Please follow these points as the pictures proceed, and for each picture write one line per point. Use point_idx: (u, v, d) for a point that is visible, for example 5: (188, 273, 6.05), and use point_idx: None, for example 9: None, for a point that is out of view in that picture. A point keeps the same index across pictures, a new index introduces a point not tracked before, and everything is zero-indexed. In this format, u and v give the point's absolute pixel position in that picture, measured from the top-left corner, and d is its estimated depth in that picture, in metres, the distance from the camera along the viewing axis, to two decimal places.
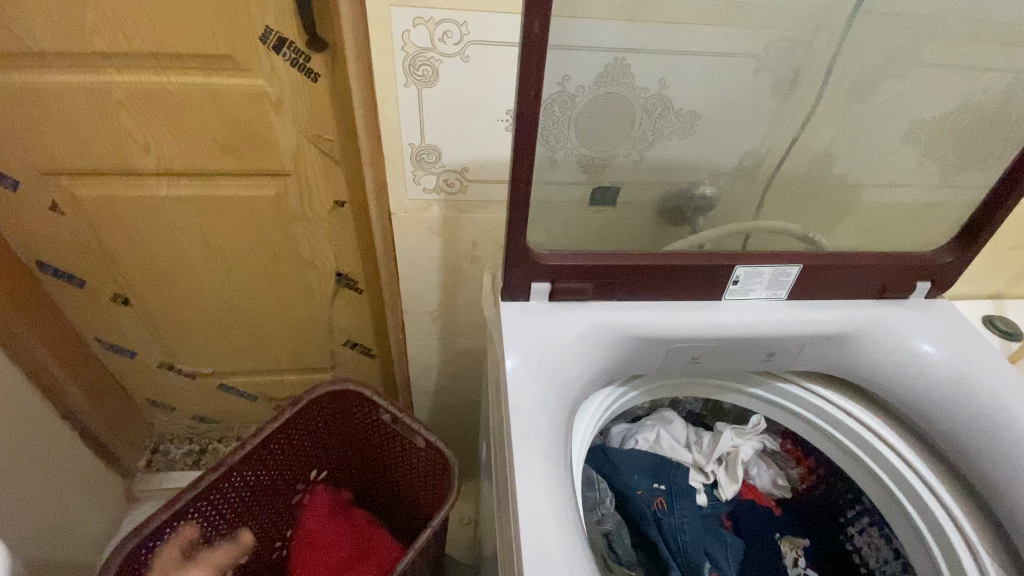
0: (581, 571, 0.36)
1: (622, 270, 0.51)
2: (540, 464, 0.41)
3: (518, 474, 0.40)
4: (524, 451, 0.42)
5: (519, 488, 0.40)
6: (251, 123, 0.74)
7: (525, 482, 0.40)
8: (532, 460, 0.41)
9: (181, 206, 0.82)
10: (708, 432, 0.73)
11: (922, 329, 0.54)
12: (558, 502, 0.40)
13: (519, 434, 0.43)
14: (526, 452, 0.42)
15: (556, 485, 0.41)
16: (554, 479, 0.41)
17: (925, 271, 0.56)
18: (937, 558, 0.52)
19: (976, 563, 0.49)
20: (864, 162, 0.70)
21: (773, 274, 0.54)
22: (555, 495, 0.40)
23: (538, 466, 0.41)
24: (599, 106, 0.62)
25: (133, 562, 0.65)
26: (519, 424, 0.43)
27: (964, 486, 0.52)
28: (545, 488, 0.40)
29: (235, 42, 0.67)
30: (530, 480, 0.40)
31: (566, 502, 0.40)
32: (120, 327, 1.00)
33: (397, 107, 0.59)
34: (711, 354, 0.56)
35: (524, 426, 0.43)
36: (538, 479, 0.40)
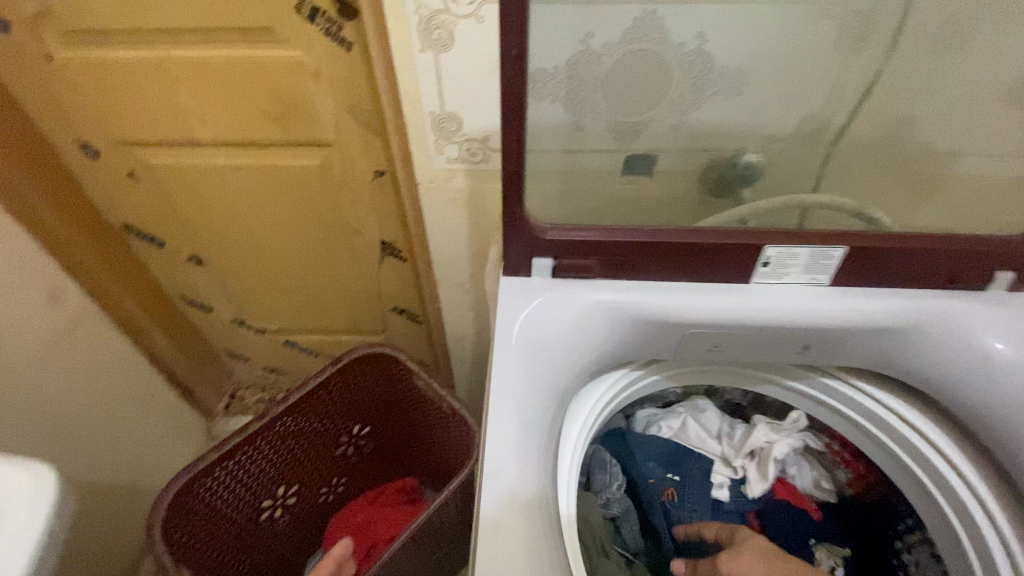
0: (540, 555, 0.36)
1: (630, 247, 0.47)
2: (513, 440, 0.41)
3: (489, 447, 0.40)
4: (498, 426, 0.41)
5: (488, 461, 0.39)
6: (293, 94, 0.77)
7: (495, 456, 0.40)
8: (505, 435, 0.41)
9: (236, 174, 0.88)
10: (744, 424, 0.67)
11: (991, 326, 0.47)
12: (525, 479, 0.39)
13: (496, 408, 0.42)
14: (500, 429, 0.41)
15: (531, 468, 0.40)
16: (526, 458, 0.40)
17: (1004, 258, 0.47)
18: None
19: None
20: (960, 125, 0.58)
21: (811, 256, 0.47)
22: (527, 477, 0.39)
23: (512, 446, 0.40)
24: (629, 66, 0.57)
25: (189, 493, 0.74)
26: (497, 399, 0.43)
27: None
28: (515, 465, 0.39)
29: (273, 13, 0.69)
30: (500, 456, 0.40)
31: (536, 480, 0.40)
32: (196, 285, 1.11)
33: (415, 73, 0.58)
34: (735, 342, 0.50)
35: (502, 402, 0.42)
36: (508, 456, 0.40)
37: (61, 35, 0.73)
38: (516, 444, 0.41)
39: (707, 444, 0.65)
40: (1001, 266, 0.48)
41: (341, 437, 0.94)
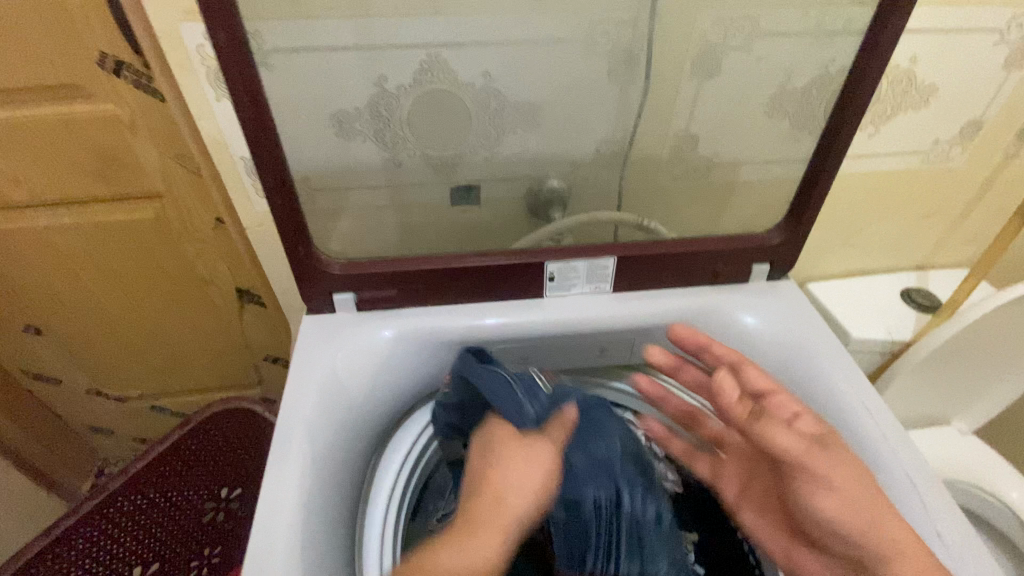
0: None
1: (423, 274, 0.49)
2: (292, 486, 0.41)
3: (264, 497, 0.40)
4: (278, 474, 0.41)
5: (261, 513, 0.39)
6: (111, 147, 0.74)
7: (270, 504, 0.40)
8: (284, 482, 0.41)
9: (63, 234, 0.83)
10: None
11: (754, 308, 0.54)
12: (300, 522, 0.39)
13: (279, 455, 0.42)
14: (278, 477, 0.41)
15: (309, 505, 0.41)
16: (303, 502, 0.40)
17: (758, 254, 0.53)
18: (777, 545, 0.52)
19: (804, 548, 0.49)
20: (727, 139, 0.67)
21: (589, 268, 0.51)
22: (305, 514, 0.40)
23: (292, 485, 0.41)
24: (428, 104, 0.60)
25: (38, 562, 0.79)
26: (280, 446, 0.43)
27: None
28: (291, 510, 0.40)
29: (74, 68, 0.67)
30: (275, 504, 0.40)
31: (311, 521, 0.40)
32: (39, 356, 1.01)
33: (218, 122, 0.58)
34: (539, 352, 0.54)
35: (286, 447, 0.43)
36: (284, 502, 0.40)
37: None
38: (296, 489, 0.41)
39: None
40: (756, 260, 0.54)
41: (207, 504, 0.87)
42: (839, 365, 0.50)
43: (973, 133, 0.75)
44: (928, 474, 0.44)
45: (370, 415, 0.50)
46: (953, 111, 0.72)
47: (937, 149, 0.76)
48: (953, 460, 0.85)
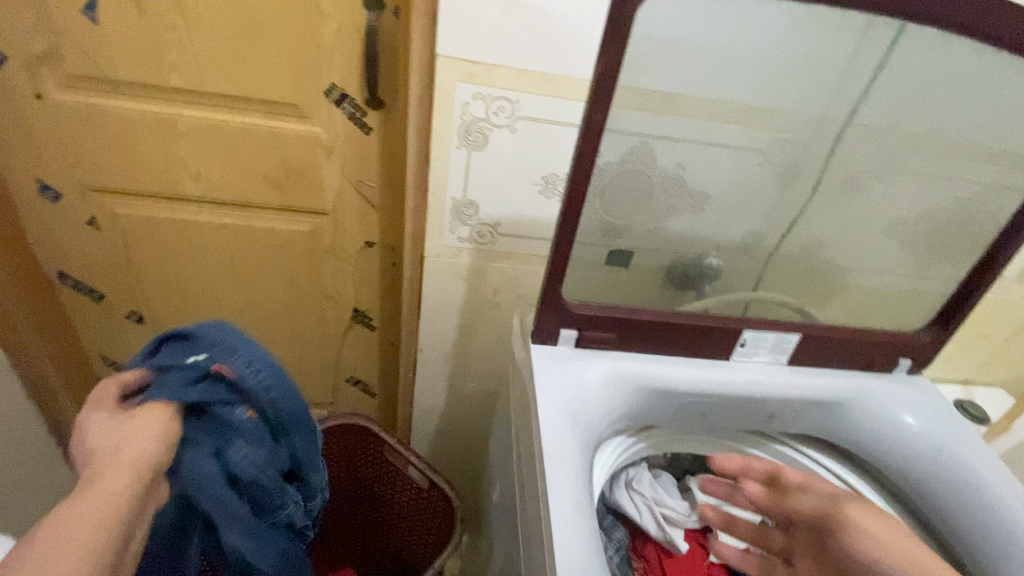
0: None
1: (646, 324, 0.57)
2: (570, 506, 0.45)
3: (553, 510, 0.45)
4: (555, 496, 0.45)
5: (556, 521, 0.44)
6: (300, 164, 0.81)
7: (559, 523, 0.44)
8: (565, 500, 0.45)
9: (216, 233, 0.87)
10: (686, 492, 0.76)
11: (905, 402, 0.61)
12: (583, 537, 0.44)
13: (553, 474, 0.47)
14: (560, 489, 0.46)
15: (584, 526, 0.45)
16: (586, 519, 0.45)
17: (906, 349, 0.62)
18: None
19: None
20: (851, 248, 0.79)
21: (776, 340, 0.59)
22: (583, 533, 0.44)
23: (567, 514, 0.45)
24: (623, 178, 0.70)
25: None
26: (552, 460, 0.48)
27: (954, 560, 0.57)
28: (576, 524, 0.44)
29: (300, 92, 0.75)
30: (563, 522, 0.44)
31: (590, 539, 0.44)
32: (126, 345, 1.00)
33: (447, 165, 0.66)
34: (717, 410, 0.60)
35: (559, 465, 0.48)
36: (569, 520, 0.44)
37: (65, 80, 0.73)
38: (575, 505, 0.46)
39: (661, 521, 0.70)
40: (901, 355, 0.62)
41: None
42: (987, 459, 0.57)
43: None
44: None
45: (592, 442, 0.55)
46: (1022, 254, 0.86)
47: (1000, 284, 0.90)
48: None
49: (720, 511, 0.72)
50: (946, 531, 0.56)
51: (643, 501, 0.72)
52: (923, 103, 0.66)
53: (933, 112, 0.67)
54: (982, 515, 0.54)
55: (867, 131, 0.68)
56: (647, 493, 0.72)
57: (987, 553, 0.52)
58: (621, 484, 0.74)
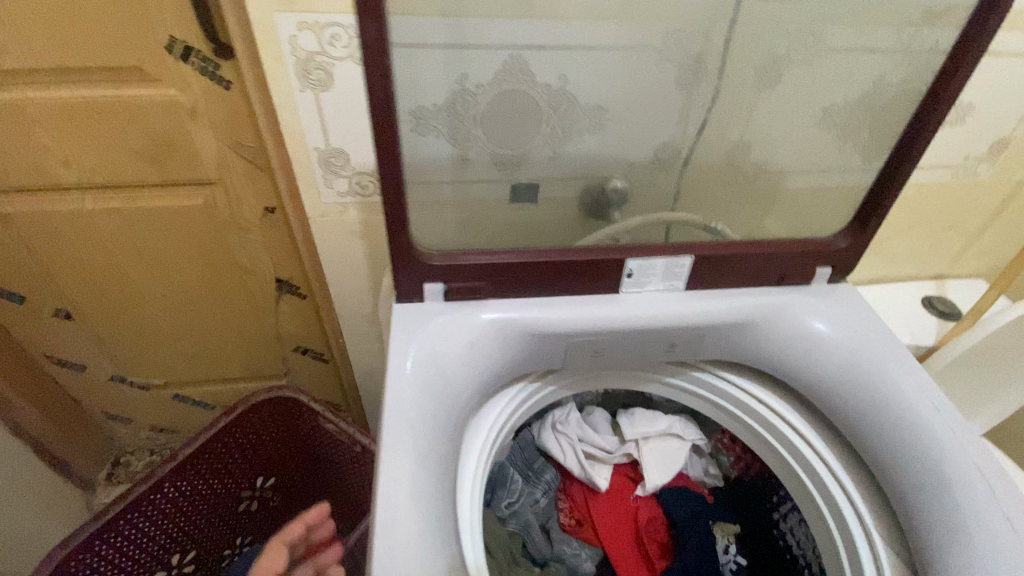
0: (424, 553, 0.38)
1: (517, 267, 0.51)
2: (408, 470, 0.42)
3: (385, 476, 0.41)
4: (390, 461, 0.42)
5: (385, 486, 0.41)
6: (170, 132, 0.74)
7: (388, 486, 0.41)
8: (402, 463, 0.42)
9: (110, 218, 0.82)
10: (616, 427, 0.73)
11: (816, 308, 0.56)
12: (419, 499, 0.41)
13: (391, 433, 0.44)
14: (397, 450, 0.42)
15: (423, 485, 0.42)
16: (424, 481, 0.42)
17: (823, 258, 0.56)
18: (835, 537, 0.54)
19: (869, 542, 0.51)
20: (780, 147, 0.70)
21: (666, 266, 0.54)
22: (419, 494, 0.41)
23: (405, 475, 0.41)
24: (502, 102, 0.62)
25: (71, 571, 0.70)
26: (392, 422, 0.44)
27: (865, 471, 0.54)
28: (409, 489, 0.41)
29: (142, 52, 0.67)
30: (392, 487, 0.41)
31: (427, 499, 0.41)
32: (65, 343, 0.98)
33: (297, 113, 0.59)
34: (613, 346, 0.56)
35: (399, 423, 0.44)
36: (403, 485, 0.41)
37: None
38: (413, 468, 0.42)
39: (583, 461, 0.68)
40: (819, 264, 0.57)
41: (244, 492, 0.90)
42: (903, 366, 0.52)
43: (1001, 151, 0.79)
44: (999, 472, 0.45)
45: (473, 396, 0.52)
46: (988, 126, 0.76)
47: (966, 165, 0.80)
48: None
49: (648, 444, 0.69)
50: (856, 441, 0.53)
51: (568, 442, 0.69)
52: None
53: None
54: (889, 422, 0.50)
55: (773, 6, 0.59)
56: (572, 433, 0.70)
57: (895, 465, 0.49)
58: (546, 426, 0.71)
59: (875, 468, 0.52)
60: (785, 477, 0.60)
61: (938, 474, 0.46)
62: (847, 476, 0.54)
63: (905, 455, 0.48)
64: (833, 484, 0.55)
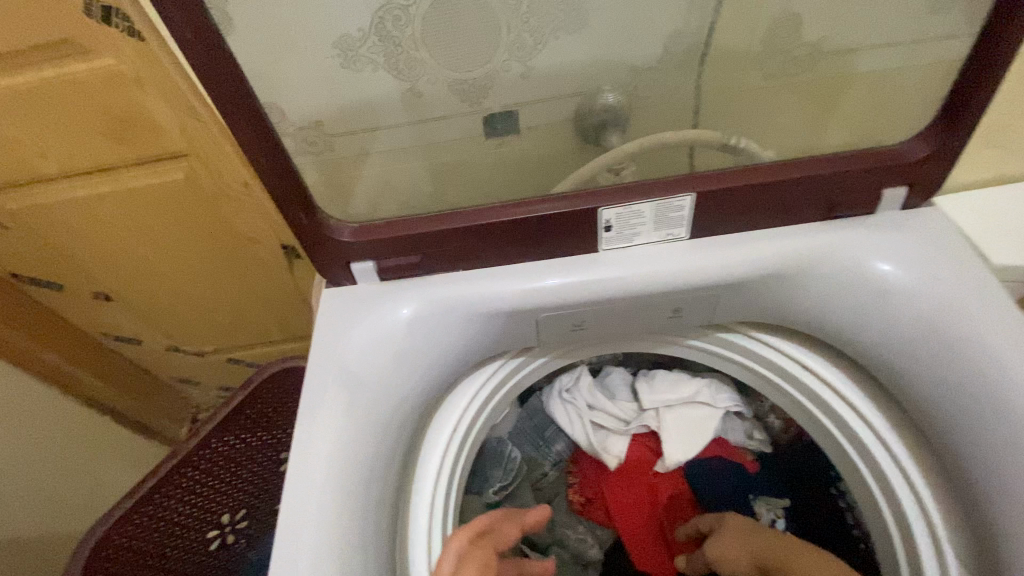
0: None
1: (457, 233, 0.41)
2: (316, 493, 0.37)
3: (298, 483, 0.38)
4: (301, 484, 0.38)
5: (296, 494, 0.38)
6: (125, 107, 0.69)
7: (294, 511, 0.37)
8: (316, 469, 0.38)
9: (106, 203, 0.81)
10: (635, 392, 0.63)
11: (880, 246, 0.41)
12: (329, 525, 0.37)
13: (301, 448, 0.39)
14: (310, 457, 0.38)
15: (333, 510, 0.37)
16: (335, 502, 0.37)
17: (894, 174, 0.40)
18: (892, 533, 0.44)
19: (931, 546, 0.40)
20: (844, 11, 0.50)
21: (656, 211, 0.41)
22: (328, 519, 0.37)
23: (314, 499, 0.37)
24: (443, 12, 0.48)
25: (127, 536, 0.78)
26: (307, 427, 0.39)
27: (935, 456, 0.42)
28: (319, 499, 0.37)
29: (64, 21, 0.61)
30: (300, 501, 0.37)
31: (342, 523, 0.37)
32: (115, 321, 1.05)
33: None
34: (598, 317, 0.45)
35: (312, 437, 0.39)
36: (310, 511, 0.37)
37: None
38: (328, 477, 0.38)
39: (591, 433, 0.60)
40: (887, 183, 0.41)
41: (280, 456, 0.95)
42: (1007, 328, 0.38)
43: None
44: None
45: (429, 388, 0.44)
46: None
47: None
48: None
49: (670, 412, 0.59)
50: (929, 420, 0.41)
51: (576, 411, 0.61)
52: None
53: None
54: (976, 401, 0.38)
55: None
56: (581, 402, 0.61)
57: (980, 458, 0.38)
58: (553, 393, 0.63)
59: (947, 456, 0.40)
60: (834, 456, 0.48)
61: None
62: (906, 458, 0.43)
63: (1000, 445, 0.36)
64: (891, 470, 0.43)
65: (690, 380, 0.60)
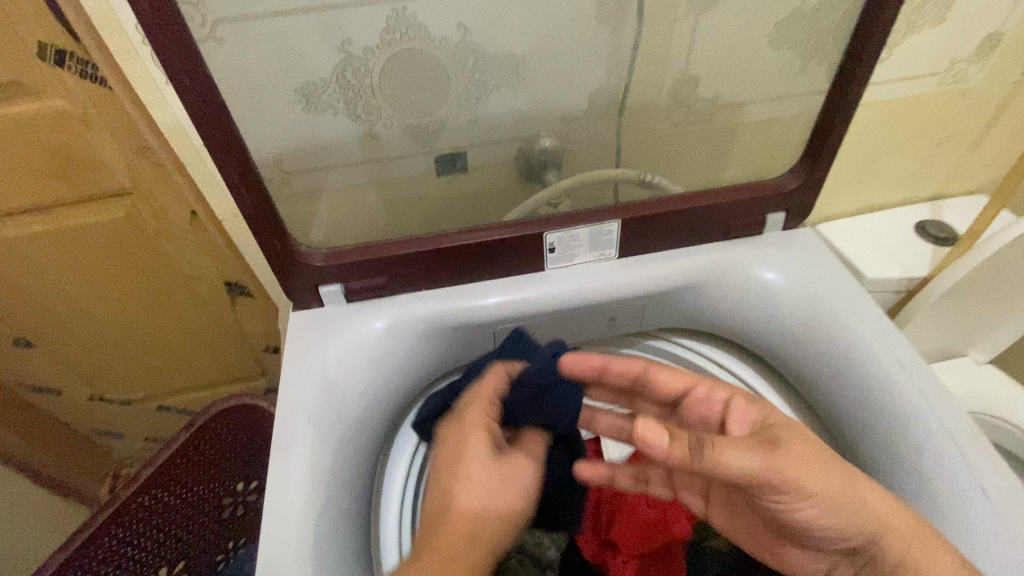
0: None
1: (418, 257, 0.46)
2: (298, 503, 0.38)
3: (269, 503, 0.38)
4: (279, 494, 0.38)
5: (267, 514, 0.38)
6: (69, 144, 0.69)
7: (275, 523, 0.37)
8: (287, 485, 0.39)
9: (36, 243, 0.79)
10: None
11: (768, 260, 0.50)
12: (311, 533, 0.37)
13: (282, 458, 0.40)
14: (284, 470, 0.39)
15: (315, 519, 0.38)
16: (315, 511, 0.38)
17: (774, 202, 0.50)
18: None
19: None
20: (728, 77, 0.61)
21: (591, 235, 0.48)
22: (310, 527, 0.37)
23: (296, 508, 0.38)
24: (398, 66, 0.55)
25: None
26: (281, 443, 0.40)
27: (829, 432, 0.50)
28: (297, 519, 0.37)
29: (14, 63, 0.62)
30: (280, 511, 0.37)
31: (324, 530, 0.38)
32: (34, 369, 0.99)
33: (172, 109, 0.53)
34: (545, 329, 0.51)
35: (291, 445, 0.40)
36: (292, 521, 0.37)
37: None
38: (301, 494, 0.39)
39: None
40: (770, 209, 0.51)
41: (224, 499, 0.89)
42: (874, 328, 0.46)
43: (993, 47, 0.69)
44: (970, 424, 0.42)
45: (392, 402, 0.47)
46: (977, 20, 0.66)
47: (954, 69, 0.70)
48: (973, 394, 0.83)
49: None
50: (819, 399, 0.49)
51: None
52: None
53: None
54: (851, 378, 0.46)
55: None
56: None
57: (869, 440, 0.45)
58: None
59: (844, 438, 0.48)
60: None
61: (916, 441, 0.42)
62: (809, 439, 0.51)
63: (872, 410, 0.45)
64: None
65: None
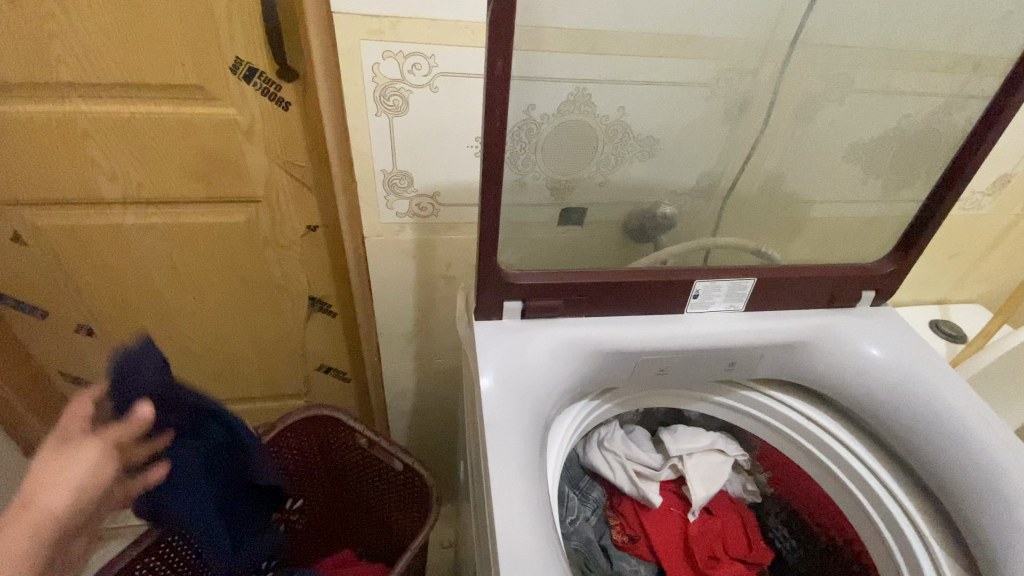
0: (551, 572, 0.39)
1: (593, 286, 0.53)
2: (514, 495, 0.43)
3: (493, 492, 0.42)
4: (496, 481, 0.43)
5: (496, 503, 0.42)
6: (223, 151, 0.75)
7: (498, 510, 0.41)
8: (505, 477, 0.43)
9: (149, 234, 0.82)
10: (658, 441, 0.75)
11: (862, 332, 0.59)
12: (532, 524, 0.41)
13: (490, 448, 0.45)
14: (497, 466, 0.44)
15: (533, 512, 0.42)
16: (523, 502, 0.42)
17: (868, 282, 0.61)
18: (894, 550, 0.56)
19: (930, 554, 0.53)
20: (812, 179, 0.74)
21: (730, 287, 0.57)
22: (529, 517, 0.42)
23: (513, 498, 0.42)
24: (563, 131, 0.65)
25: None
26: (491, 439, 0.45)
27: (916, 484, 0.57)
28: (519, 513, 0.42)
29: (205, 72, 0.68)
30: (500, 502, 0.42)
31: (539, 523, 0.42)
32: (82, 359, 0.96)
33: (369, 135, 0.61)
34: (677, 365, 0.58)
35: (497, 436, 0.46)
36: (510, 507, 0.42)
37: None
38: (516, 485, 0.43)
39: (633, 478, 0.69)
40: (865, 287, 0.61)
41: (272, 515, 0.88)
42: (961, 396, 0.54)
43: (1002, 186, 0.86)
44: None
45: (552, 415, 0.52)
46: (991, 164, 0.83)
47: (971, 199, 0.87)
48: None
49: (692, 459, 0.72)
50: (909, 455, 0.56)
51: (616, 458, 0.70)
52: (872, 13, 0.61)
53: (881, 26, 0.62)
54: (943, 435, 0.53)
55: (816, 51, 0.64)
56: (619, 450, 0.71)
57: (965, 487, 0.51)
58: (593, 444, 0.72)
59: (939, 491, 0.53)
60: (830, 488, 0.64)
61: (1009, 491, 0.48)
62: (900, 490, 0.57)
63: (964, 465, 0.51)
64: (886, 496, 0.57)
65: (707, 434, 0.74)
